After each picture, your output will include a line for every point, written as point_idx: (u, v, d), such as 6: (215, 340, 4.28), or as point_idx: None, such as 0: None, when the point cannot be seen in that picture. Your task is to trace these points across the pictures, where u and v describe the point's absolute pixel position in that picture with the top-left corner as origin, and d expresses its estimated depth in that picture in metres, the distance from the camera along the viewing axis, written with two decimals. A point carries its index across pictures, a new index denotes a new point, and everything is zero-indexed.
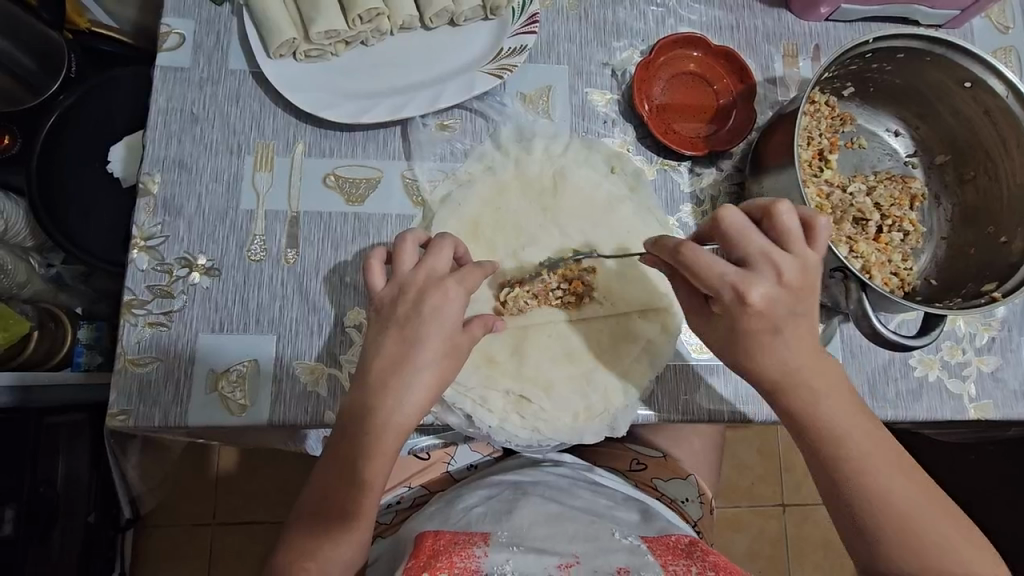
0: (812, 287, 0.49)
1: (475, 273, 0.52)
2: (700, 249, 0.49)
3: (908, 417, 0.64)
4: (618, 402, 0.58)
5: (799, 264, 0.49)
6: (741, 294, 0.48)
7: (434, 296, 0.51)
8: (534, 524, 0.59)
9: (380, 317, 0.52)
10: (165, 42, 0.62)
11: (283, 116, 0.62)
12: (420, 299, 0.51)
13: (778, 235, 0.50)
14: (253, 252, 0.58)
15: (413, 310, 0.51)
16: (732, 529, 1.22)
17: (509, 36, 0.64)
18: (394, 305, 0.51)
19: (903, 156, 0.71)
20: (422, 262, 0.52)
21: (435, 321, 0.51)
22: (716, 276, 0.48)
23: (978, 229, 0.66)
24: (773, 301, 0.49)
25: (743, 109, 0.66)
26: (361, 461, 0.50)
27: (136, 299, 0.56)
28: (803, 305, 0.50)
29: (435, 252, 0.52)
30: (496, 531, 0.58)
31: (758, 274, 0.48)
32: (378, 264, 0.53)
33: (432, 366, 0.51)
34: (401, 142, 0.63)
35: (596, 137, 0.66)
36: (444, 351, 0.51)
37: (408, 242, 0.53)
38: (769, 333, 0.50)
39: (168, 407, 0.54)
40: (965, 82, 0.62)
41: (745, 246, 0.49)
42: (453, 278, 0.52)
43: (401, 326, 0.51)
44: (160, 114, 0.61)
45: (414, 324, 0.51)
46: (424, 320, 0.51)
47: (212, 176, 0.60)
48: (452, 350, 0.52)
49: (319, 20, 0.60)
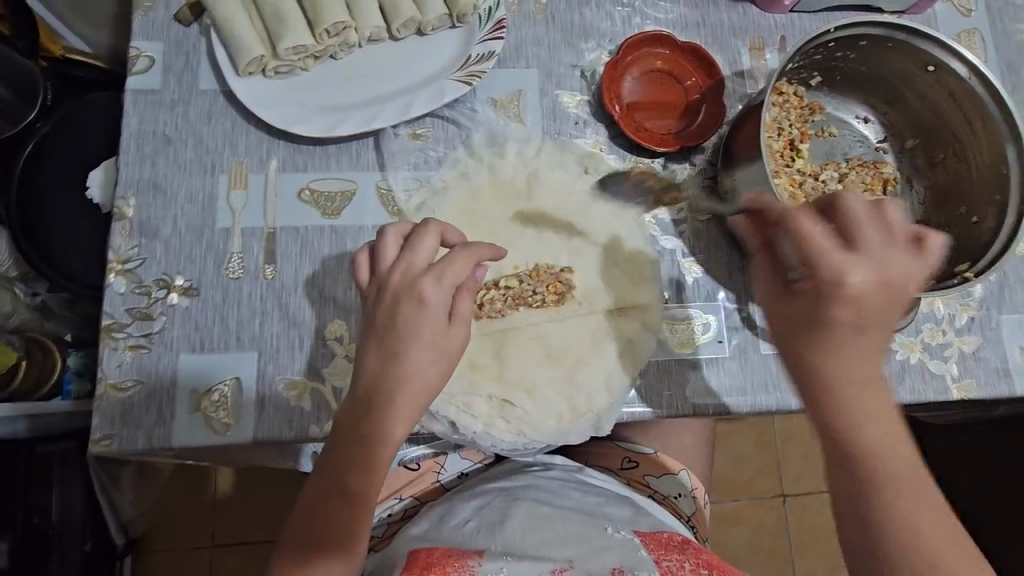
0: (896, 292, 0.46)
1: (455, 266, 0.52)
2: (813, 228, 0.46)
3: (891, 402, 0.64)
4: (602, 401, 0.59)
5: (872, 266, 0.46)
6: (843, 280, 0.45)
7: (412, 298, 0.51)
8: (527, 532, 0.59)
9: (368, 319, 0.52)
10: (134, 65, 0.62)
11: (255, 133, 0.62)
12: (397, 302, 0.51)
13: (846, 224, 0.47)
14: (231, 270, 0.58)
15: (392, 313, 0.51)
16: (733, 523, 1.23)
17: (477, 43, 0.65)
18: (375, 307, 0.52)
19: (874, 142, 0.72)
20: (402, 256, 0.52)
21: (418, 329, 0.51)
22: (823, 250, 0.46)
23: (951, 211, 0.67)
24: (870, 292, 0.46)
25: (713, 104, 0.67)
26: (351, 473, 0.51)
27: (116, 323, 0.56)
28: (888, 313, 0.47)
29: (417, 243, 0.52)
30: (489, 546, 0.58)
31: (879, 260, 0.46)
32: (365, 260, 0.54)
33: (426, 371, 0.51)
34: (375, 153, 0.63)
35: (569, 139, 0.67)
36: (434, 355, 0.51)
37: (392, 234, 0.53)
38: (851, 330, 0.46)
39: (151, 429, 0.54)
40: (929, 66, 0.62)
41: (812, 242, 0.46)
42: (431, 275, 0.51)
43: (382, 332, 0.51)
44: (132, 138, 0.61)
45: (394, 330, 0.51)
46: (402, 332, 0.51)
47: (187, 197, 0.60)
48: (446, 354, 0.52)
49: (286, 36, 0.61)
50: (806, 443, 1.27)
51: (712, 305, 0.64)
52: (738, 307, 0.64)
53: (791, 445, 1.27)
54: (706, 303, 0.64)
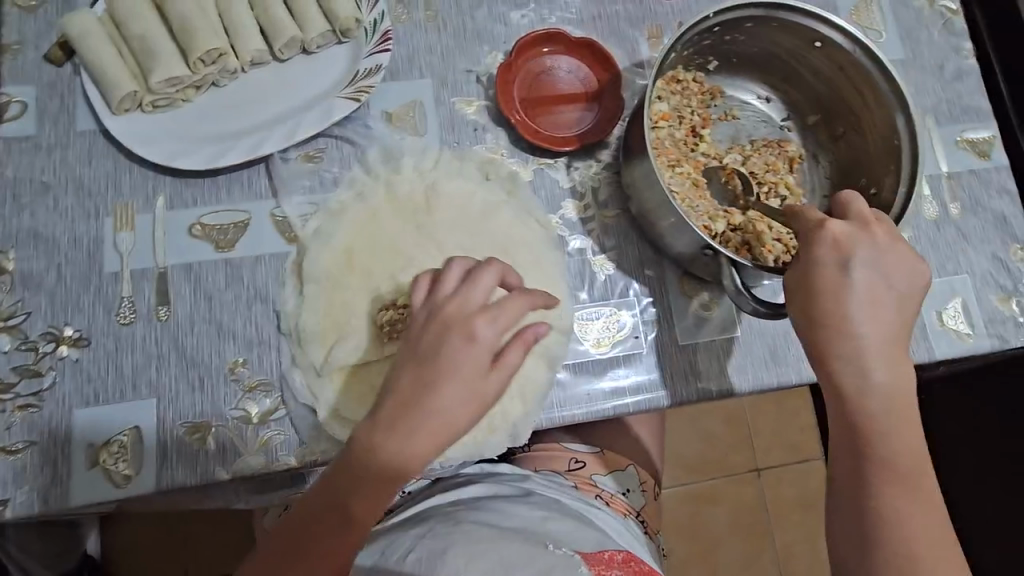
0: (894, 284, 0.52)
1: (517, 303, 0.50)
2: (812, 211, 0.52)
3: (814, 379, 0.65)
4: (517, 411, 0.58)
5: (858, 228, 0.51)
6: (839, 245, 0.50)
7: (458, 335, 0.48)
8: (469, 560, 0.56)
9: (404, 350, 0.50)
10: (6, 112, 0.60)
11: (139, 170, 0.60)
12: (442, 336, 0.48)
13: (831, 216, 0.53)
14: (122, 315, 0.57)
15: (431, 348, 0.49)
16: (709, 503, 1.23)
17: (363, 57, 0.63)
18: (419, 335, 0.50)
19: (778, 120, 0.72)
20: (462, 290, 0.50)
21: (457, 365, 0.48)
22: (841, 239, 0.50)
23: (854, 183, 0.67)
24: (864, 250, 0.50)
25: (611, 99, 0.67)
26: (353, 503, 0.49)
27: (3, 383, 0.54)
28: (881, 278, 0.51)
29: (475, 282, 0.50)
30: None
31: (872, 246, 0.51)
32: (422, 286, 0.51)
33: (452, 414, 0.48)
34: (267, 179, 0.62)
35: (469, 147, 0.66)
36: (466, 398, 0.48)
37: (455, 266, 0.51)
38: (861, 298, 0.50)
39: (47, 490, 0.52)
40: (815, 42, 0.63)
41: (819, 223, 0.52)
42: (483, 315, 0.49)
43: (420, 364, 0.49)
44: (8, 188, 0.59)
45: (429, 365, 0.48)
46: (440, 366, 0.48)
47: (71, 244, 0.58)
48: (474, 398, 0.49)
49: (157, 69, 0.59)
50: (773, 417, 1.28)
51: (626, 302, 0.64)
52: (652, 300, 0.65)
53: (760, 420, 1.28)
54: (619, 301, 0.64)
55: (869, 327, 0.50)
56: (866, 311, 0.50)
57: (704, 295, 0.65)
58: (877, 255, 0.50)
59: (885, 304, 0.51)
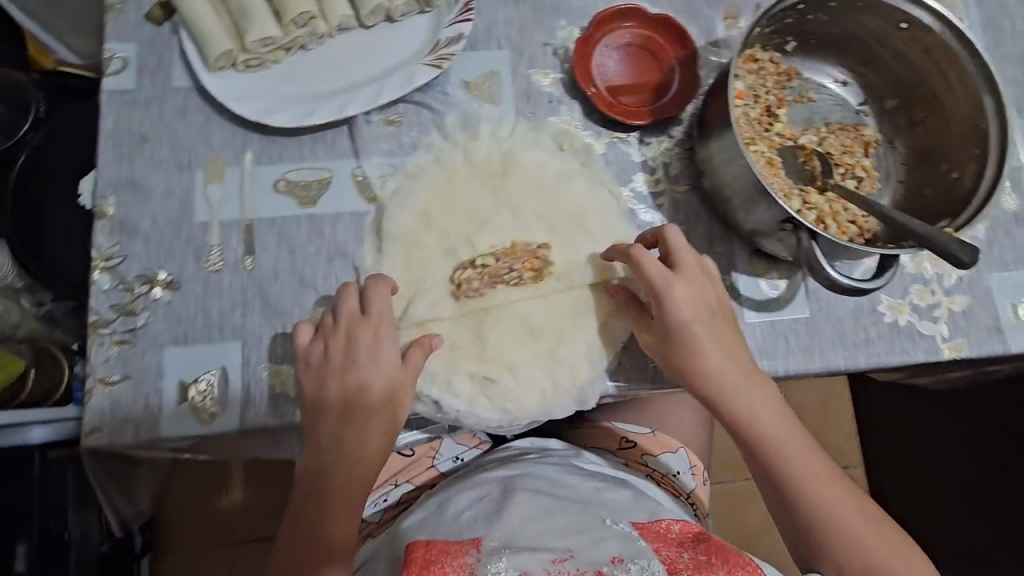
0: (712, 303, 0.57)
1: (384, 301, 0.55)
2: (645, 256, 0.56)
3: (885, 364, 0.64)
4: (584, 375, 0.59)
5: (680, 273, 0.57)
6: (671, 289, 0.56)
7: (363, 339, 0.54)
8: (525, 521, 0.57)
9: (312, 372, 0.53)
10: (108, 66, 0.63)
11: (230, 126, 0.63)
12: (352, 345, 0.53)
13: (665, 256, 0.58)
14: (211, 263, 0.59)
15: (349, 357, 0.53)
16: (746, 500, 1.22)
17: (445, 26, 0.65)
18: (319, 357, 0.54)
19: (855, 104, 0.71)
20: (365, 304, 0.55)
21: (373, 367, 0.53)
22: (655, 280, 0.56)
23: (933, 169, 0.66)
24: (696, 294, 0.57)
25: (686, 75, 0.67)
26: (330, 515, 0.53)
27: (100, 320, 0.57)
28: (709, 316, 0.57)
29: (377, 291, 0.55)
30: (488, 536, 0.55)
31: (684, 280, 0.56)
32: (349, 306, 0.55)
33: (382, 411, 0.53)
34: (349, 141, 0.64)
35: (543, 118, 0.67)
36: (390, 395, 0.53)
37: (378, 281, 0.56)
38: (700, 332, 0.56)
39: (140, 422, 0.55)
40: (901, 23, 0.62)
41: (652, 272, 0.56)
42: (382, 322, 0.54)
43: (342, 372, 0.53)
44: (109, 137, 0.62)
45: (353, 372, 0.53)
46: (337, 371, 0.53)
47: (165, 193, 0.61)
48: (396, 394, 0.53)
49: (253, 29, 0.61)
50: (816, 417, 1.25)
51: None
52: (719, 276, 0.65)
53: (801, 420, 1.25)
54: None
55: (708, 357, 0.56)
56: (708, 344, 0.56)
57: (772, 274, 0.65)
58: (699, 294, 0.57)
59: (698, 333, 0.56)
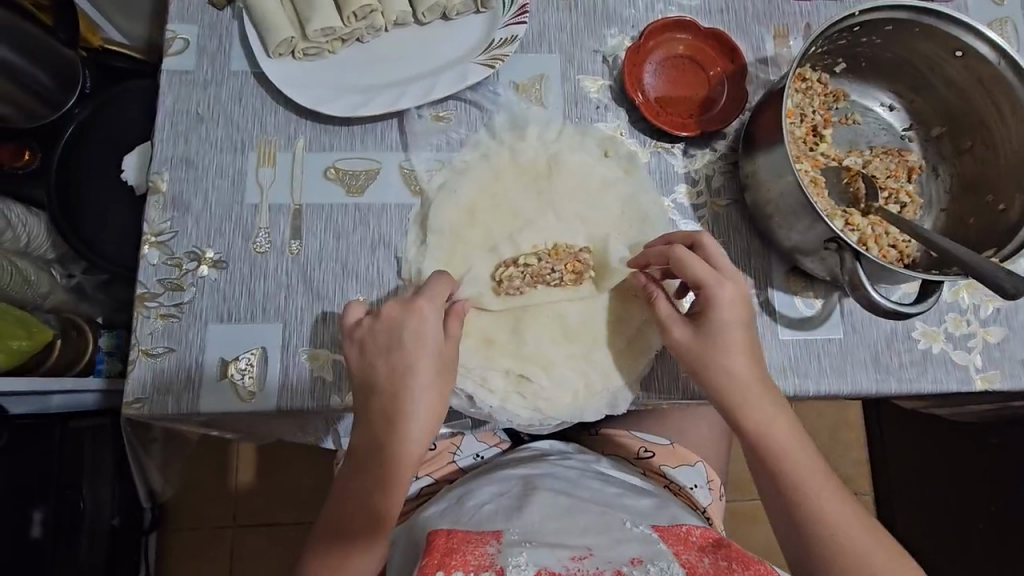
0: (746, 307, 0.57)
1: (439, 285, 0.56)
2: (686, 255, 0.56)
3: (916, 391, 0.63)
4: (618, 380, 0.60)
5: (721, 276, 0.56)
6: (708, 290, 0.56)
7: (411, 321, 0.54)
8: (545, 518, 0.56)
9: (364, 346, 0.54)
10: (170, 47, 0.65)
11: (284, 113, 0.64)
12: (398, 326, 0.54)
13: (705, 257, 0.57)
14: (258, 244, 0.60)
15: (395, 334, 0.54)
16: (752, 521, 1.21)
17: (500, 28, 0.66)
18: (370, 332, 0.54)
19: (900, 129, 0.71)
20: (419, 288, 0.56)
21: (420, 346, 0.54)
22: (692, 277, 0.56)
23: (977, 198, 0.66)
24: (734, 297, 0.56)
25: (735, 90, 0.67)
26: (375, 489, 0.54)
27: (148, 293, 0.59)
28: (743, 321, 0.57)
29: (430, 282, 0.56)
30: (508, 528, 0.55)
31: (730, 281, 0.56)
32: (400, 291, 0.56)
33: (431, 385, 0.54)
34: (398, 134, 0.65)
35: (590, 123, 0.67)
36: (438, 367, 0.54)
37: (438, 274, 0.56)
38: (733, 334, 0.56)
39: (180, 394, 0.57)
40: (956, 51, 0.62)
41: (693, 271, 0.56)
42: (426, 301, 0.55)
43: (389, 349, 0.54)
44: (167, 116, 0.63)
45: (399, 349, 0.54)
46: (386, 351, 0.54)
47: (217, 173, 0.62)
48: (444, 364, 0.55)
49: (315, 18, 0.63)
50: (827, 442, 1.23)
51: None
52: (755, 293, 0.65)
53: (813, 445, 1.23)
54: None
55: (730, 359, 0.56)
56: (733, 344, 0.56)
57: (808, 293, 0.66)
58: (735, 298, 0.56)
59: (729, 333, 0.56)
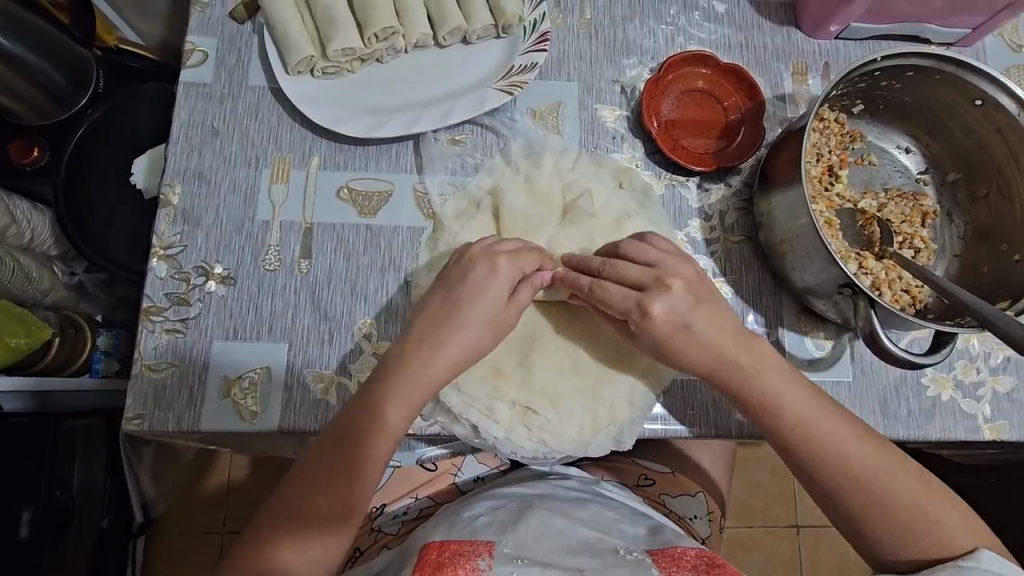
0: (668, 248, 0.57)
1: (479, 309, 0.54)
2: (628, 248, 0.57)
3: (921, 437, 0.63)
4: (624, 415, 0.59)
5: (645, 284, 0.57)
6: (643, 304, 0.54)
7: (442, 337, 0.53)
8: (539, 537, 0.55)
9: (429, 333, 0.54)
10: (189, 59, 0.64)
11: (300, 130, 0.64)
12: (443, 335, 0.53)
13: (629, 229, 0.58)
14: (268, 262, 0.60)
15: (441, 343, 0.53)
16: (744, 550, 1.19)
17: (520, 54, 0.66)
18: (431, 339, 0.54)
19: (915, 173, 0.71)
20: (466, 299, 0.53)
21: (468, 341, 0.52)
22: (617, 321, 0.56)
23: (991, 247, 0.66)
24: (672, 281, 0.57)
25: (752, 126, 0.67)
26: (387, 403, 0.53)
27: (155, 306, 0.58)
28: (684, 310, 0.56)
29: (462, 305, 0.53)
30: (501, 540, 0.55)
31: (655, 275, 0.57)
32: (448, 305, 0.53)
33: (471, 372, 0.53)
34: (414, 155, 0.65)
35: (605, 153, 0.67)
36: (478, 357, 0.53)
37: None
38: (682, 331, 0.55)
39: (181, 412, 0.56)
40: (976, 99, 0.62)
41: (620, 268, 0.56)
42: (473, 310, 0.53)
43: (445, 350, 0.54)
44: (182, 127, 0.63)
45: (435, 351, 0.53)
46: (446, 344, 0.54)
47: (231, 188, 0.62)
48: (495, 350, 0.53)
49: (336, 38, 0.63)
50: None
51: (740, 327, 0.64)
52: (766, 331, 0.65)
53: None
54: None
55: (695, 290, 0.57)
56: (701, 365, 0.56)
57: (818, 333, 0.65)
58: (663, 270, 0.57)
59: (701, 326, 0.56)
